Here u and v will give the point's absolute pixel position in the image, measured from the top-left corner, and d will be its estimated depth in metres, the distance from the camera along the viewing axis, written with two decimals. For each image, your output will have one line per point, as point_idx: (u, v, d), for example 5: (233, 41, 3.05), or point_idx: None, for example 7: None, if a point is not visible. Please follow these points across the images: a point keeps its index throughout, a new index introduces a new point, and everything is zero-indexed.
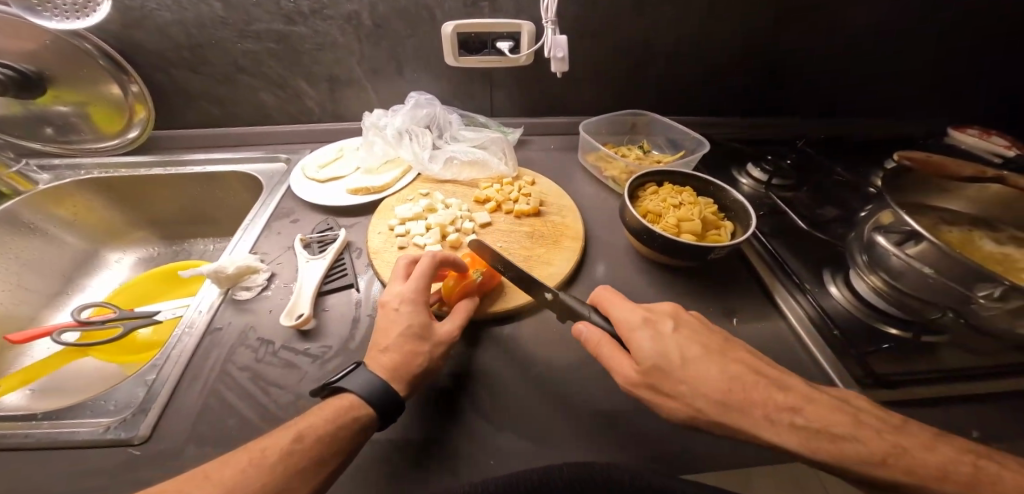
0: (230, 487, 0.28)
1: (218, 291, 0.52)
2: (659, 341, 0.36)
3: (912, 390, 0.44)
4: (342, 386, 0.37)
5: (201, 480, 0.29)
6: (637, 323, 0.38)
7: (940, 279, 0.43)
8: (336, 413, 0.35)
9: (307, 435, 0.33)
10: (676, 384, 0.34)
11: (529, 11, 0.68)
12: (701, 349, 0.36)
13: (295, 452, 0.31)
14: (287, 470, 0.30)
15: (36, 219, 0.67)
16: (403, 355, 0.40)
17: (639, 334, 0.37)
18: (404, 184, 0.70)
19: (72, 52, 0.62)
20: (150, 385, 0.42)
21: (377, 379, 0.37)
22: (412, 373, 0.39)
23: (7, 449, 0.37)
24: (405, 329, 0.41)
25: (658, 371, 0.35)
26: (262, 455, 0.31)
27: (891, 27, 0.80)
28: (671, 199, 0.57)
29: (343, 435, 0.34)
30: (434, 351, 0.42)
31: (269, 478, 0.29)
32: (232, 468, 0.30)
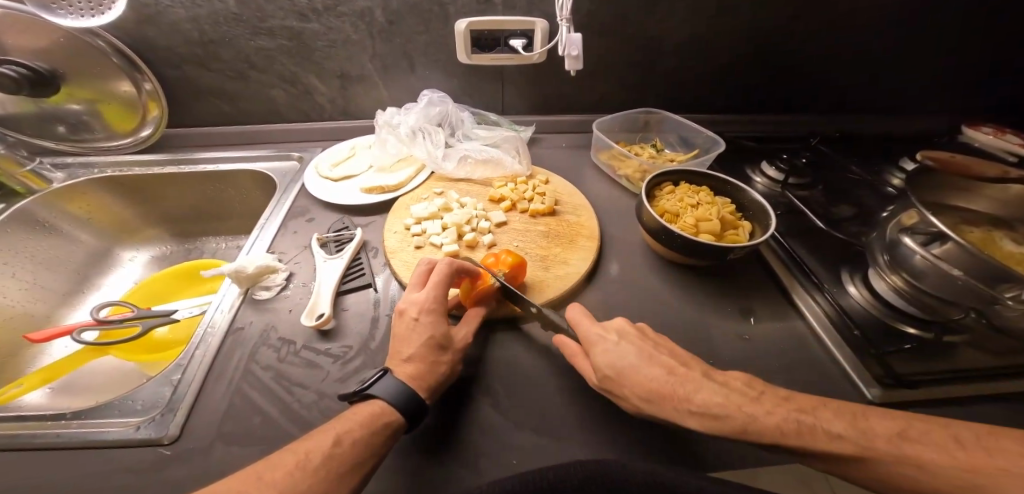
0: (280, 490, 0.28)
1: (238, 291, 0.52)
2: (609, 351, 0.40)
3: (932, 389, 0.44)
4: (373, 393, 0.37)
5: (253, 482, 0.29)
6: (593, 335, 0.42)
7: (967, 279, 0.43)
8: (372, 416, 0.35)
9: (347, 438, 0.33)
10: (621, 387, 0.38)
11: (543, 7, 0.68)
12: (641, 355, 0.40)
13: (337, 454, 0.32)
14: (330, 473, 0.30)
15: (50, 217, 0.67)
16: (427, 365, 0.40)
17: (597, 347, 0.41)
18: (418, 182, 0.70)
19: (86, 50, 0.62)
20: (176, 385, 0.42)
21: (405, 387, 0.37)
22: (435, 383, 0.40)
23: (38, 448, 0.38)
24: (426, 340, 0.42)
25: (608, 380, 0.39)
26: (307, 459, 0.31)
27: (909, 23, 0.79)
28: (689, 199, 0.57)
29: (377, 440, 0.34)
30: (454, 360, 0.43)
31: (314, 479, 0.30)
32: (281, 469, 0.30)
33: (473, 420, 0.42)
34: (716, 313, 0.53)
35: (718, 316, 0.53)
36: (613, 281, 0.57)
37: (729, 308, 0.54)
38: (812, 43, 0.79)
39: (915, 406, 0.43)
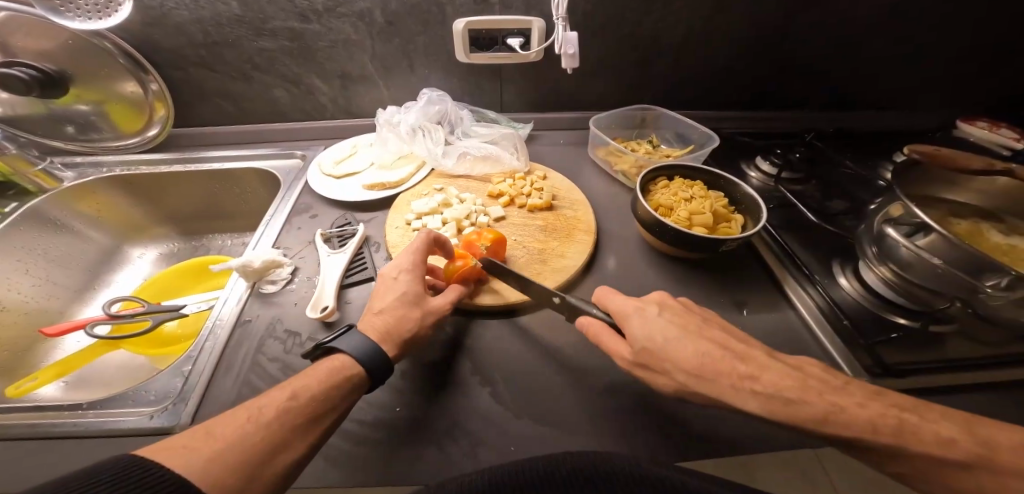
0: (233, 443, 0.29)
1: (245, 284, 0.54)
2: (646, 325, 0.39)
3: (919, 379, 0.45)
4: (335, 347, 0.39)
5: (202, 437, 0.29)
6: (630, 308, 0.41)
7: (947, 269, 0.44)
8: (330, 372, 0.37)
9: (302, 394, 0.34)
10: (662, 363, 0.37)
11: (539, 7, 0.69)
12: (682, 331, 0.38)
13: (291, 409, 0.33)
14: (284, 426, 0.32)
15: (62, 215, 0.69)
16: (395, 318, 0.42)
17: (632, 320, 0.40)
18: (419, 179, 0.72)
19: (93, 51, 0.63)
20: (187, 375, 0.44)
21: (367, 339, 0.39)
22: (399, 337, 0.42)
23: (57, 435, 0.39)
24: (399, 297, 0.44)
25: (647, 353, 0.38)
26: (259, 413, 0.32)
27: (903, 19, 0.79)
28: (683, 193, 0.59)
29: (337, 393, 0.36)
30: (425, 319, 0.44)
31: (268, 432, 0.31)
32: (232, 424, 0.31)
33: (473, 410, 0.43)
34: (708, 305, 0.54)
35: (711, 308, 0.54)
36: (609, 274, 0.59)
37: (722, 300, 0.55)
38: (806, 39, 0.80)
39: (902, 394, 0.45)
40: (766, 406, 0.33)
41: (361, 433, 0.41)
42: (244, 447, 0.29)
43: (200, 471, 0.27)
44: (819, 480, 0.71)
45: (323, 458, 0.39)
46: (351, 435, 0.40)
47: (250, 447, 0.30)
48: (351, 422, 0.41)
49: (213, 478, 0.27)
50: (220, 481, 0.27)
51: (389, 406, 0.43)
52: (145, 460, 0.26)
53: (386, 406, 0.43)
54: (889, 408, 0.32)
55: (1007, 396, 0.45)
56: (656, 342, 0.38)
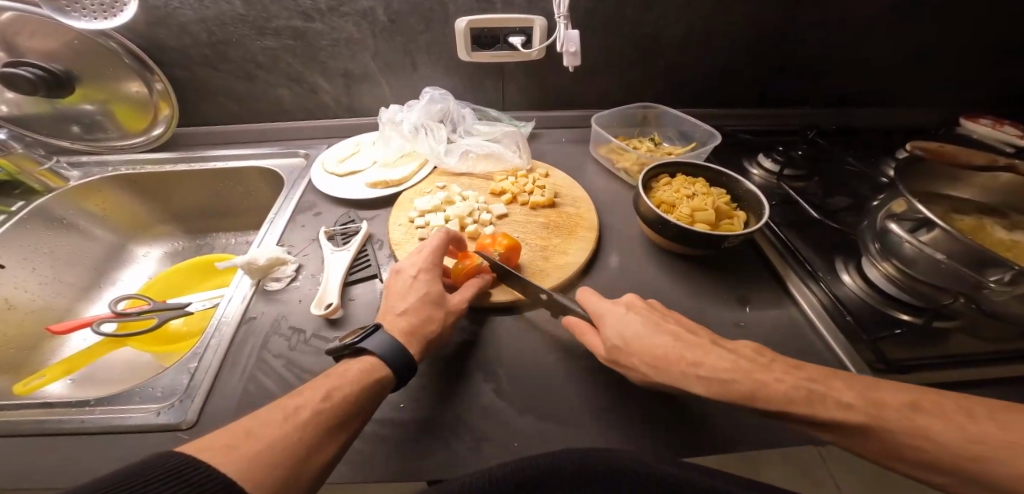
0: (276, 443, 0.29)
1: (250, 282, 0.54)
2: (619, 324, 0.42)
3: (921, 374, 0.45)
4: (364, 347, 0.39)
5: (242, 436, 0.29)
6: (604, 307, 0.44)
7: (951, 264, 0.44)
8: (360, 373, 0.37)
9: (335, 395, 0.35)
10: (630, 357, 0.40)
11: (540, 5, 0.69)
12: (648, 325, 0.41)
13: (325, 410, 0.33)
14: (320, 426, 0.32)
15: (67, 214, 0.69)
16: (420, 318, 0.43)
17: (607, 319, 0.43)
18: (421, 177, 0.72)
19: (98, 51, 0.64)
20: (193, 372, 0.44)
21: (393, 338, 0.40)
22: (424, 336, 0.43)
23: (65, 431, 0.40)
24: (421, 296, 0.45)
25: (618, 349, 0.41)
26: (296, 413, 0.32)
27: (906, 15, 0.79)
28: (685, 190, 0.59)
29: (367, 395, 0.36)
30: (446, 318, 0.45)
31: (306, 433, 0.31)
32: (272, 425, 0.31)
33: (477, 406, 0.43)
34: (711, 301, 0.54)
35: (714, 305, 0.54)
36: (612, 271, 0.59)
37: (725, 297, 0.55)
38: (808, 36, 0.80)
39: None
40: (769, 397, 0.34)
41: (366, 429, 0.41)
42: (286, 447, 0.29)
43: (244, 469, 0.27)
44: (822, 477, 0.71)
45: None
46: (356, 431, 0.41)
47: (289, 448, 0.30)
48: None
49: (258, 478, 0.27)
50: (262, 481, 0.27)
51: (393, 403, 0.43)
52: (192, 459, 0.26)
53: (390, 402, 0.43)
54: (895, 402, 0.32)
55: (1010, 392, 0.45)
56: (624, 340, 0.41)
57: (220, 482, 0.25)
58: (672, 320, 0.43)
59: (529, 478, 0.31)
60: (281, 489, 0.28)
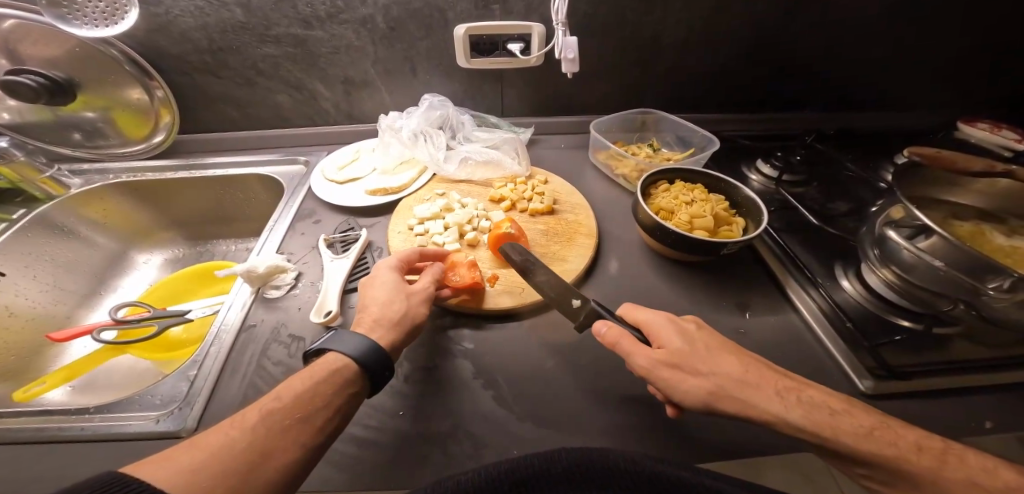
0: (221, 451, 0.29)
1: (250, 289, 0.54)
2: (685, 337, 0.40)
3: (925, 381, 0.45)
4: (324, 347, 0.39)
5: (185, 448, 0.29)
6: (649, 314, 0.43)
7: (949, 271, 0.44)
8: (314, 372, 0.37)
9: (286, 395, 0.34)
10: (699, 366, 0.38)
11: (539, 12, 0.69)
12: (712, 351, 0.39)
13: (276, 410, 0.33)
14: (271, 426, 0.31)
15: (69, 222, 0.70)
16: (380, 307, 0.44)
17: (672, 335, 0.40)
18: (421, 184, 0.72)
19: (101, 58, 0.64)
20: (193, 379, 0.44)
21: (354, 332, 0.40)
22: (389, 321, 0.43)
23: (64, 439, 0.40)
24: (380, 288, 0.46)
25: (681, 356, 0.38)
26: (243, 419, 0.32)
27: (904, 20, 0.79)
28: (684, 196, 0.59)
29: (323, 389, 0.35)
30: (410, 301, 0.45)
31: (255, 436, 0.30)
32: (217, 434, 0.30)
33: (476, 412, 0.43)
34: (710, 307, 0.54)
35: (714, 311, 0.54)
36: (610, 278, 0.59)
37: (724, 303, 0.55)
38: (806, 41, 0.80)
39: (906, 396, 0.45)
40: None
41: (366, 437, 0.41)
42: (230, 452, 0.29)
43: (186, 481, 0.26)
44: (827, 483, 0.70)
45: (330, 463, 0.39)
46: (356, 438, 0.41)
47: (238, 454, 0.29)
48: (355, 426, 0.42)
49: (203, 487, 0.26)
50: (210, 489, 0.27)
51: (393, 410, 0.43)
52: (128, 475, 0.25)
53: (390, 409, 0.43)
54: None
55: (1008, 399, 0.45)
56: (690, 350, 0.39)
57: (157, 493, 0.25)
58: (749, 356, 0.40)
59: (527, 477, 0.32)
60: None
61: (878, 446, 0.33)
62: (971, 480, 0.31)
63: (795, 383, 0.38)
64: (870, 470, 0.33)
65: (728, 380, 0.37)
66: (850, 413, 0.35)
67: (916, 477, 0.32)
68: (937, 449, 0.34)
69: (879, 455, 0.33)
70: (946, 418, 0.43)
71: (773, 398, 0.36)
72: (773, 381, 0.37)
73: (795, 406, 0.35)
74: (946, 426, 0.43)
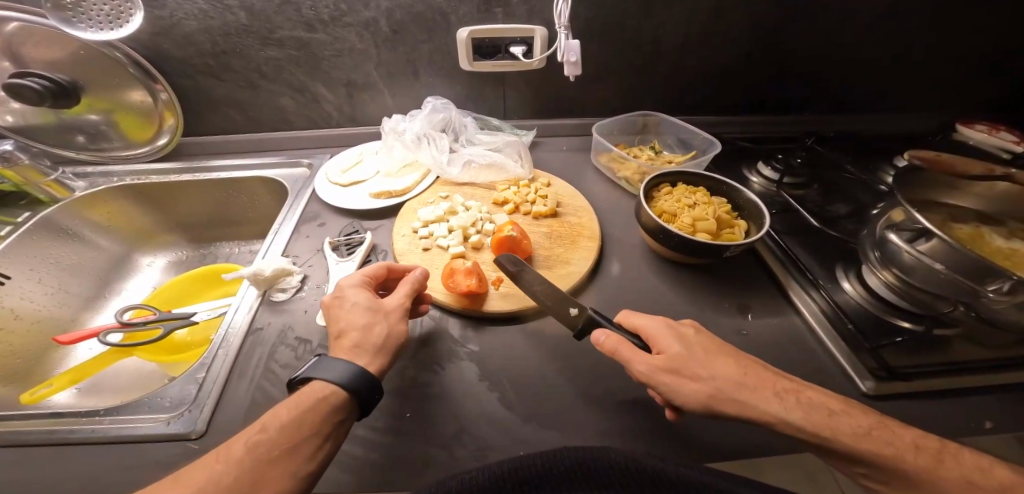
0: (203, 487, 0.29)
1: (256, 292, 0.55)
2: (684, 340, 0.41)
3: (925, 382, 0.45)
4: (311, 375, 0.38)
5: (168, 486, 0.30)
6: (646, 319, 0.44)
7: (949, 274, 0.45)
8: (302, 399, 0.36)
9: (272, 425, 0.34)
10: (698, 370, 0.38)
11: (541, 15, 0.70)
12: (710, 352, 0.40)
13: (260, 442, 0.32)
14: (256, 459, 0.31)
15: (72, 224, 0.70)
16: (361, 333, 0.42)
17: (668, 340, 0.41)
18: (424, 187, 0.73)
19: (104, 61, 0.64)
20: (201, 382, 0.45)
21: (338, 361, 0.39)
22: (372, 346, 0.41)
23: (75, 442, 0.40)
24: (354, 314, 0.44)
25: (680, 360, 0.39)
26: (227, 452, 0.32)
27: (903, 23, 0.80)
28: (686, 199, 0.59)
29: (310, 418, 0.35)
30: (390, 323, 0.44)
31: (239, 470, 0.31)
32: (202, 469, 0.31)
33: (481, 414, 0.44)
34: (712, 309, 0.55)
35: (716, 313, 0.55)
36: (613, 280, 0.59)
37: (726, 305, 0.56)
38: (806, 44, 0.81)
39: (906, 397, 0.45)
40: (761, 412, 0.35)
41: (372, 438, 0.41)
42: (213, 489, 0.29)
43: None
44: (827, 482, 0.71)
45: (337, 465, 0.39)
46: (363, 439, 0.41)
47: (221, 489, 0.29)
48: (362, 427, 0.42)
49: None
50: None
51: (398, 412, 0.44)
52: None
53: (396, 411, 0.44)
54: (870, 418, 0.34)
55: (1006, 400, 0.46)
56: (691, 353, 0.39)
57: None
58: (746, 359, 0.40)
59: (530, 477, 0.33)
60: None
61: (878, 445, 0.34)
62: (969, 482, 0.32)
63: (795, 384, 0.38)
64: (870, 471, 0.33)
65: (729, 382, 0.37)
66: (849, 412, 0.36)
67: (915, 477, 0.32)
68: (934, 447, 0.34)
69: (879, 454, 0.33)
70: (945, 419, 0.44)
71: (774, 400, 0.36)
72: (773, 382, 0.38)
73: (795, 406, 0.36)
74: (945, 426, 0.43)
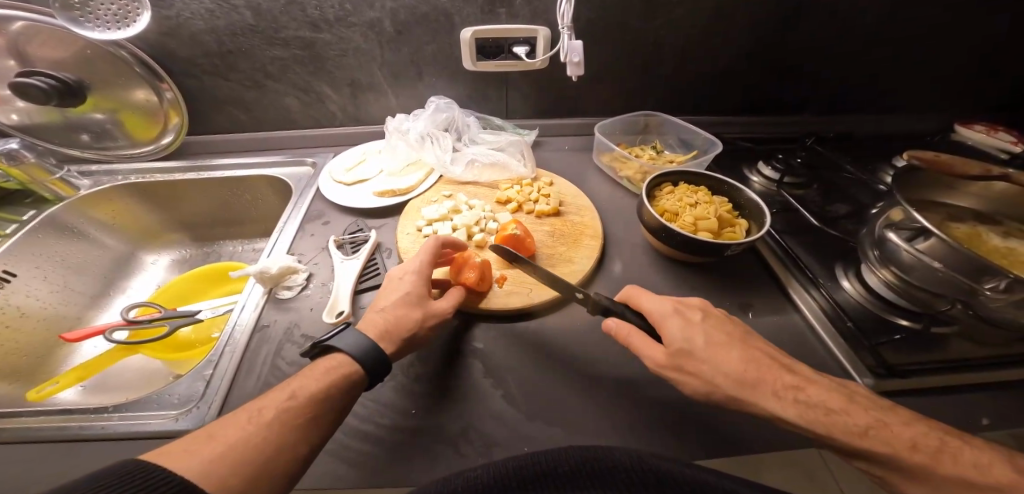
0: (238, 445, 0.31)
1: (262, 290, 0.55)
2: (684, 328, 0.42)
3: (923, 380, 0.46)
4: (331, 345, 0.40)
5: (204, 441, 0.31)
6: (651, 297, 0.46)
7: (947, 272, 0.45)
8: (326, 371, 0.38)
9: (300, 393, 0.35)
10: (699, 363, 0.39)
11: (545, 16, 0.70)
12: (711, 340, 0.41)
13: (291, 408, 0.34)
14: (286, 424, 0.33)
15: (78, 223, 0.70)
16: (396, 317, 0.44)
17: (672, 324, 0.42)
18: (428, 186, 0.73)
19: (110, 60, 0.65)
20: (209, 379, 0.45)
21: (364, 336, 0.41)
22: (400, 333, 0.43)
23: (85, 438, 0.41)
24: (401, 296, 0.46)
25: (683, 353, 0.40)
26: (259, 414, 0.33)
27: (903, 24, 0.81)
28: (688, 198, 0.60)
29: (333, 391, 0.37)
30: (425, 320, 0.45)
31: (270, 432, 0.32)
32: (233, 427, 0.32)
33: (485, 412, 0.44)
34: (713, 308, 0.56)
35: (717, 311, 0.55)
36: (615, 278, 0.60)
37: (728, 303, 0.56)
38: (807, 44, 0.81)
39: (904, 395, 0.46)
40: (789, 410, 0.36)
41: (378, 435, 0.42)
42: (246, 446, 0.31)
43: (203, 472, 0.28)
44: (827, 481, 0.72)
45: (344, 461, 0.40)
46: (369, 436, 0.42)
47: (254, 447, 0.31)
48: (368, 424, 0.43)
49: (215, 478, 0.29)
50: (225, 481, 0.29)
51: (404, 409, 0.44)
52: (148, 466, 0.27)
53: (402, 408, 0.44)
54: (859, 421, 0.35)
55: (1003, 397, 0.46)
56: (692, 345, 0.40)
57: (180, 481, 0.27)
58: (751, 342, 0.42)
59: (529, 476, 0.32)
60: (248, 486, 0.29)
61: (877, 439, 0.34)
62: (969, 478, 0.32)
63: (799, 380, 0.39)
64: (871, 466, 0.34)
65: (729, 379, 0.38)
66: (848, 412, 0.36)
67: (914, 473, 0.33)
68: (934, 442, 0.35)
69: (879, 448, 0.34)
70: (943, 416, 0.44)
71: (775, 398, 0.37)
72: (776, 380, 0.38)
73: (793, 404, 0.37)
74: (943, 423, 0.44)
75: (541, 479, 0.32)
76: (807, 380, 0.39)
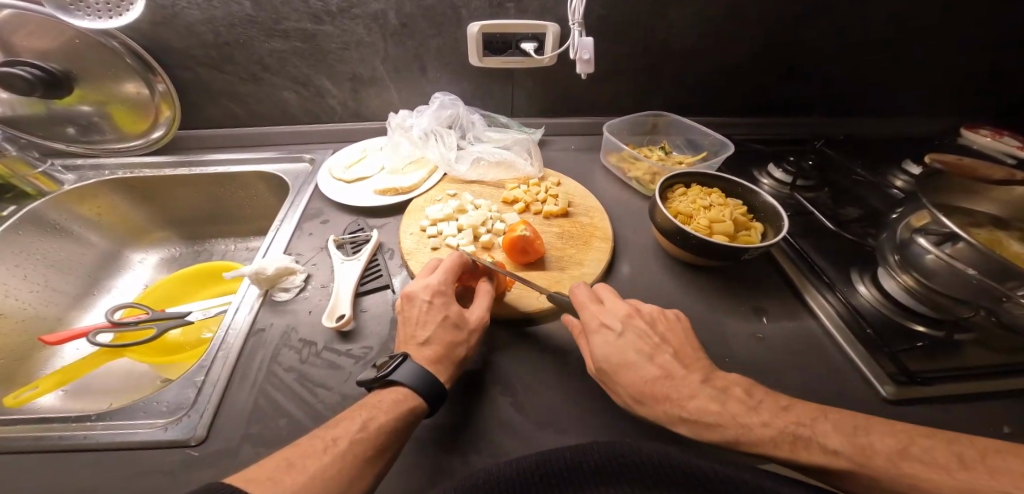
0: (313, 480, 0.30)
1: (257, 292, 0.52)
2: (604, 345, 0.42)
3: (947, 388, 0.44)
4: (396, 379, 0.38)
5: (285, 468, 0.30)
6: (586, 301, 0.47)
7: (981, 279, 0.44)
8: (394, 404, 0.36)
9: (371, 425, 0.34)
10: (615, 382, 0.40)
11: (554, 12, 0.68)
12: (638, 352, 0.41)
13: (362, 440, 0.33)
14: (355, 458, 0.32)
15: (62, 219, 0.67)
16: (445, 347, 0.42)
17: (594, 337, 0.43)
18: (431, 184, 0.71)
19: (99, 51, 0.62)
20: (200, 386, 0.42)
21: (418, 367, 0.39)
22: (454, 361, 0.42)
23: (65, 450, 0.38)
24: (440, 321, 0.43)
25: (604, 371, 0.41)
26: (334, 444, 0.33)
27: (914, 27, 0.80)
28: (702, 200, 0.58)
29: (401, 425, 0.35)
30: (470, 339, 0.44)
31: (341, 466, 0.31)
32: (311, 458, 0.31)
33: (492, 422, 0.42)
34: (727, 312, 0.54)
35: (733, 316, 0.53)
36: (625, 281, 0.58)
37: (742, 308, 0.54)
38: (818, 45, 0.80)
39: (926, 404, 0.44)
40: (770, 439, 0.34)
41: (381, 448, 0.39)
42: (322, 481, 0.30)
43: None
44: None
45: None
46: None
47: (327, 481, 0.30)
48: None
49: None
50: None
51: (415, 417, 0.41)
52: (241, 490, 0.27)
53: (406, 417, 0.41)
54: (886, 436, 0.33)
55: None
56: (610, 364, 0.41)
57: None
58: (667, 349, 0.42)
59: (551, 472, 0.32)
60: None
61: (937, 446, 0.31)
62: None
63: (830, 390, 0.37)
64: None
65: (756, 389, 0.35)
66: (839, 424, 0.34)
67: None
68: None
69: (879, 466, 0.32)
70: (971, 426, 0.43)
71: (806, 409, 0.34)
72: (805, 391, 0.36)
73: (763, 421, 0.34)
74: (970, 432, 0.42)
75: (564, 474, 0.32)
76: (698, 390, 0.38)
